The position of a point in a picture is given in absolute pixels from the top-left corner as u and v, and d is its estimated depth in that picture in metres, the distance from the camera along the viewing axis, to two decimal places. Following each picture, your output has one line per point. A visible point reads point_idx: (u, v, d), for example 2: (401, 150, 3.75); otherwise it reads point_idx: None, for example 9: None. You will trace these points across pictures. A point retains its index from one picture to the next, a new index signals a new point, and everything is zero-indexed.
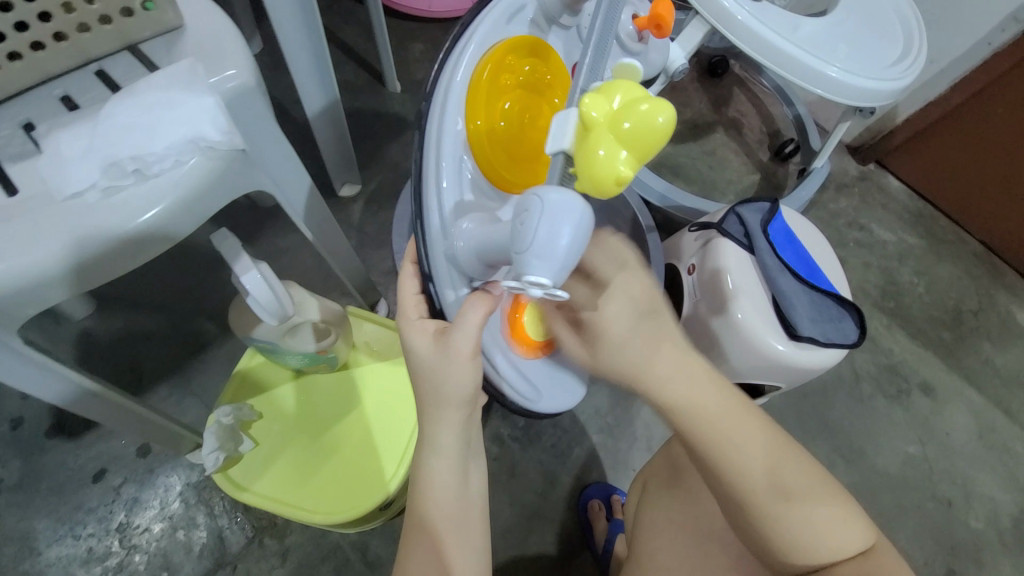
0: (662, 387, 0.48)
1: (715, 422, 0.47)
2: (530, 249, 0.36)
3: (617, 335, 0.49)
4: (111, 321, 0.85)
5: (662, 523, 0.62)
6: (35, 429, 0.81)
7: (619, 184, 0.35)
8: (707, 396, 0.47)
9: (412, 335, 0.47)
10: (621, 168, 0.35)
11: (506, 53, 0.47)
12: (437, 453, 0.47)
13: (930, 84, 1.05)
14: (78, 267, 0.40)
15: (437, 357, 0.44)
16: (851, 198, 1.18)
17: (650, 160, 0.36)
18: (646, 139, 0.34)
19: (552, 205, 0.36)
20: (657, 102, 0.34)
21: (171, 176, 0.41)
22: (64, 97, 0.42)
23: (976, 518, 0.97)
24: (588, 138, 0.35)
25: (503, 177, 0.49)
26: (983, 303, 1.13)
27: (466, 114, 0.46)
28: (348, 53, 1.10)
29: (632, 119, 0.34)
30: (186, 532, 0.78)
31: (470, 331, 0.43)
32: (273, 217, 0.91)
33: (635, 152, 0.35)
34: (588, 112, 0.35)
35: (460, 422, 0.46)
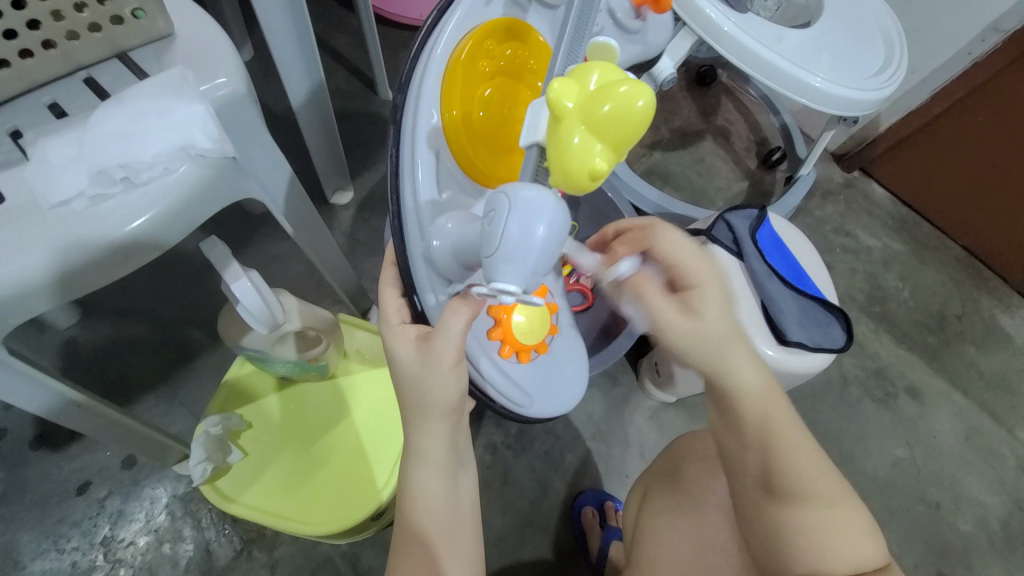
0: (740, 366, 0.48)
1: (768, 422, 0.47)
2: (501, 248, 0.37)
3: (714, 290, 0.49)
4: (97, 329, 0.84)
5: (660, 528, 0.63)
6: (17, 440, 0.79)
7: (595, 174, 0.36)
8: (764, 379, 0.49)
9: (396, 343, 0.46)
10: (595, 161, 0.35)
11: (484, 37, 0.52)
12: (426, 463, 0.46)
13: (912, 93, 1.08)
14: (65, 276, 0.39)
15: (418, 367, 0.44)
16: (837, 205, 1.21)
17: (629, 142, 0.36)
18: (620, 127, 0.34)
19: (524, 201, 0.37)
20: (633, 88, 0.34)
21: (160, 185, 0.41)
22: (52, 105, 0.42)
23: (964, 521, 0.98)
24: (560, 128, 0.36)
25: (481, 167, 0.54)
26: (966, 307, 1.15)
27: (441, 106, 0.49)
28: (340, 61, 1.11)
29: (604, 108, 0.34)
30: (173, 545, 0.77)
31: (451, 342, 0.43)
32: (263, 224, 0.91)
33: (610, 143, 0.35)
34: (558, 103, 0.36)
35: (446, 431, 0.46)
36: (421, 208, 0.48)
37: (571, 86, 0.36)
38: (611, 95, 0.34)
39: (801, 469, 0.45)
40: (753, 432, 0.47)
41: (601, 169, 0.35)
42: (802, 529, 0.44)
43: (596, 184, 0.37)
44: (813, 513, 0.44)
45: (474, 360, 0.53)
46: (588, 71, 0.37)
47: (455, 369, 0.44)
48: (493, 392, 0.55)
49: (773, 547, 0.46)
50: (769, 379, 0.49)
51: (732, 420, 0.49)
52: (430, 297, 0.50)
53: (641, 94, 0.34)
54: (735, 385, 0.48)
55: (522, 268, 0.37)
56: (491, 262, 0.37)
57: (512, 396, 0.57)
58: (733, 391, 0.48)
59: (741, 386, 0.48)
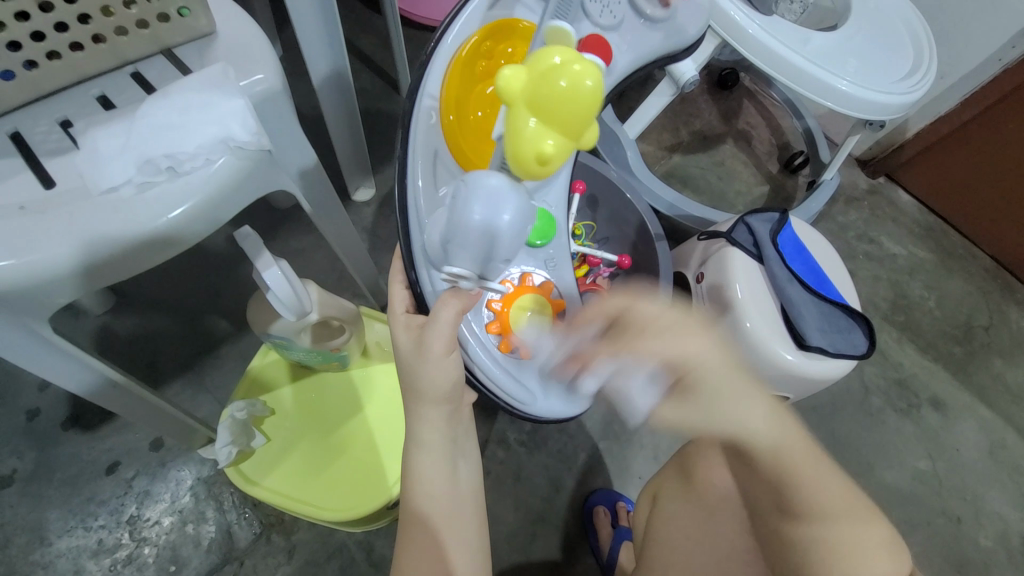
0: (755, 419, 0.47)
1: (782, 447, 0.47)
2: (462, 236, 0.40)
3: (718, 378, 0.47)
4: (130, 317, 0.87)
5: (670, 531, 0.63)
6: (51, 420, 0.83)
7: (541, 160, 0.34)
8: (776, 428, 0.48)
9: (398, 329, 0.48)
10: (546, 142, 0.34)
11: (484, 38, 0.54)
12: (425, 450, 0.48)
13: (940, 99, 1.06)
14: (103, 260, 0.41)
15: (411, 354, 0.45)
16: (861, 211, 1.19)
17: (579, 125, 0.34)
18: (571, 107, 0.33)
19: (480, 190, 0.38)
20: (583, 68, 0.32)
21: (201, 175, 0.43)
22: (100, 97, 0.44)
23: (986, 537, 0.96)
24: (512, 114, 0.34)
25: (476, 155, 0.54)
26: (994, 319, 1.12)
27: (439, 110, 0.53)
28: (366, 62, 1.13)
29: (550, 90, 0.32)
30: (196, 526, 0.79)
31: (440, 334, 0.44)
32: (289, 218, 0.93)
33: (563, 122, 0.33)
34: (507, 87, 0.34)
35: (442, 418, 0.48)
36: (424, 200, 0.51)
37: (522, 72, 0.34)
38: (564, 72, 0.32)
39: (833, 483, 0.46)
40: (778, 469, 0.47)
41: (550, 150, 0.34)
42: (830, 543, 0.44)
43: (550, 169, 0.35)
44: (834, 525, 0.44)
45: (464, 342, 0.54)
46: (546, 51, 0.34)
47: (446, 356, 0.45)
48: (480, 374, 0.55)
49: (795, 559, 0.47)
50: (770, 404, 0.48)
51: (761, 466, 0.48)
52: (428, 281, 0.50)
53: (591, 75, 0.32)
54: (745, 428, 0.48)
55: (474, 254, 0.41)
56: (456, 250, 0.41)
57: (501, 382, 0.56)
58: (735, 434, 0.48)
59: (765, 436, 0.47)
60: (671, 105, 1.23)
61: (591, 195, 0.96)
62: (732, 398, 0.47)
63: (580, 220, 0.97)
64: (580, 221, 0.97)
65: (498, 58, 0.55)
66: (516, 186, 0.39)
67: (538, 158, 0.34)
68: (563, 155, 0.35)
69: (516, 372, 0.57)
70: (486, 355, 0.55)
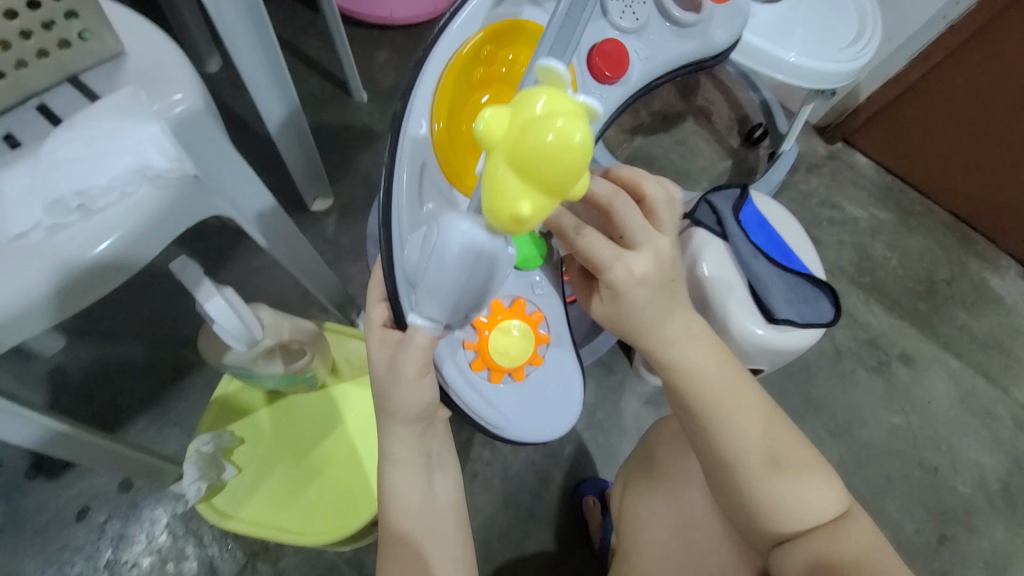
0: (679, 346, 0.48)
1: (709, 386, 0.48)
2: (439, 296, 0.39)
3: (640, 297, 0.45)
4: (84, 354, 0.83)
5: (641, 512, 0.62)
6: (12, 470, 0.79)
7: (516, 219, 0.33)
8: (711, 362, 0.49)
9: (373, 349, 0.46)
10: (522, 204, 0.32)
11: (484, 43, 0.52)
12: (397, 467, 0.48)
13: (888, 61, 1.08)
14: (23, 310, 0.38)
15: (387, 378, 0.44)
16: (822, 178, 1.20)
17: (557, 184, 0.32)
18: (550, 166, 0.31)
19: (454, 237, 0.36)
20: (571, 122, 0.30)
21: (119, 208, 0.40)
22: (6, 135, 0.41)
23: (963, 483, 1.00)
24: (492, 163, 0.33)
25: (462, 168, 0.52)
26: (955, 272, 1.15)
27: (431, 116, 0.50)
28: (312, 66, 1.09)
29: (535, 143, 0.30)
30: (177, 563, 0.77)
31: (412, 360, 0.42)
32: (244, 236, 0.90)
33: (542, 183, 0.31)
34: (490, 135, 0.32)
35: (415, 436, 0.47)
36: (405, 208, 0.48)
37: (506, 117, 0.32)
38: (548, 126, 0.30)
39: (779, 445, 0.48)
40: (702, 404, 0.48)
41: (525, 213, 0.32)
42: (784, 503, 0.46)
43: (525, 227, 0.34)
44: (788, 472, 0.46)
45: (438, 361, 0.49)
46: (533, 95, 0.32)
47: (419, 379, 0.44)
48: (454, 397, 0.51)
49: (755, 518, 0.47)
50: (732, 358, 0.50)
51: (683, 404, 0.49)
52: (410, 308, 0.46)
53: (580, 133, 0.30)
54: (698, 367, 0.48)
55: (441, 306, 0.40)
56: (424, 293, 0.40)
57: (474, 406, 0.52)
58: (678, 367, 0.48)
59: (689, 364, 0.48)
60: None
61: None
62: (664, 320, 0.47)
63: None
64: None
65: (498, 66, 0.53)
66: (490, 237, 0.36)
67: (512, 219, 0.33)
68: (540, 214, 0.33)
69: (493, 398, 0.53)
70: (462, 378, 0.51)
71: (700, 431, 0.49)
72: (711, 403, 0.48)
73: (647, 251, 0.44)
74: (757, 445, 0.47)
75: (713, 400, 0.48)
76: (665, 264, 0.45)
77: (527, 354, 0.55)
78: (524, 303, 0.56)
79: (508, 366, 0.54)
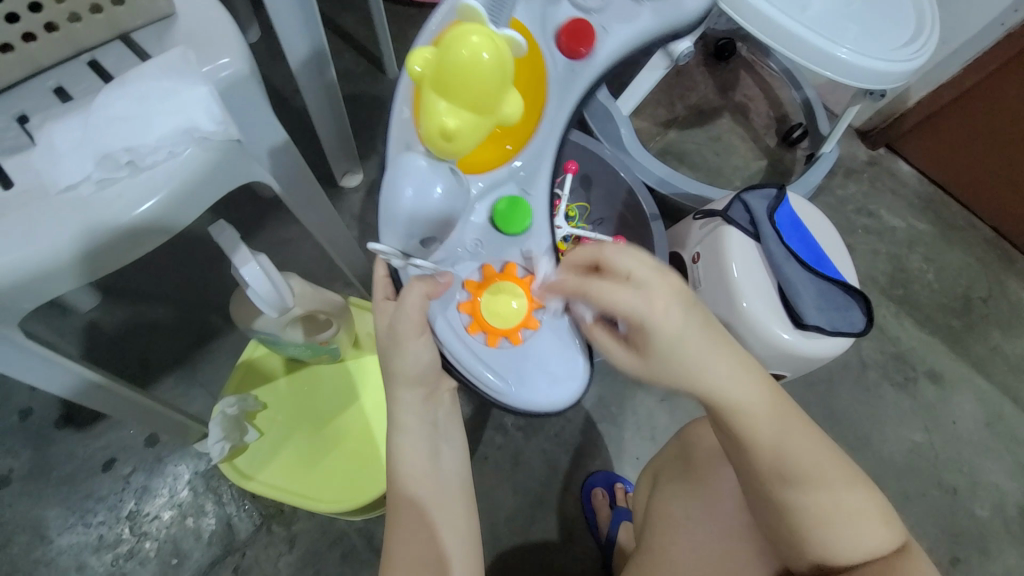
0: (730, 386, 0.45)
1: (763, 421, 0.46)
2: (396, 214, 0.44)
3: (673, 335, 0.43)
4: (116, 313, 0.85)
5: (674, 514, 0.62)
6: (44, 418, 0.82)
7: (446, 131, 0.40)
8: (762, 397, 0.46)
9: (377, 316, 0.48)
10: (449, 119, 0.39)
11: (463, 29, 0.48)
12: (403, 433, 0.49)
13: (942, 65, 1.02)
14: (70, 261, 0.40)
15: (388, 339, 0.46)
16: (860, 184, 1.16)
17: (476, 97, 0.38)
18: (468, 78, 0.37)
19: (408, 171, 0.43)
20: (482, 42, 0.37)
21: (165, 168, 0.41)
22: (58, 89, 0.42)
23: (982, 507, 0.97)
24: (423, 91, 0.40)
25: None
26: (993, 290, 1.11)
27: (414, 106, 0.47)
28: (348, 42, 1.09)
29: (453, 61, 0.37)
30: (196, 519, 0.80)
31: (410, 317, 0.45)
32: (275, 207, 0.91)
33: (463, 97, 0.38)
34: (417, 66, 0.39)
35: (417, 400, 0.49)
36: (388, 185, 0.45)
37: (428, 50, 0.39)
38: (462, 46, 0.37)
39: (839, 479, 0.45)
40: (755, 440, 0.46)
41: (451, 125, 0.39)
42: (847, 540, 0.43)
43: (458, 141, 0.41)
44: (842, 506, 0.44)
45: (432, 320, 0.50)
46: (452, 28, 0.39)
47: (418, 338, 0.46)
48: (453, 361, 0.51)
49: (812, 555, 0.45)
50: (780, 388, 0.47)
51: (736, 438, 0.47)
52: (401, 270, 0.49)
53: (488, 51, 0.37)
54: (739, 403, 0.45)
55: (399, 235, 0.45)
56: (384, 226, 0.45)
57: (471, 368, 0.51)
58: (728, 405, 0.45)
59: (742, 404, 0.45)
60: (665, 79, 1.20)
61: (584, 174, 0.97)
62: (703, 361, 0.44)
63: (574, 201, 0.97)
64: (574, 202, 0.97)
65: None
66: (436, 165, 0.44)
67: (444, 132, 0.40)
68: (467, 127, 0.40)
69: (491, 361, 0.52)
70: (455, 337, 0.50)
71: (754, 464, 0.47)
72: (763, 440, 0.46)
73: (662, 285, 0.43)
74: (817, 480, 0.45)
75: (766, 434, 0.46)
76: (684, 294, 0.44)
77: (523, 315, 0.52)
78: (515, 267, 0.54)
79: (504, 328, 0.52)
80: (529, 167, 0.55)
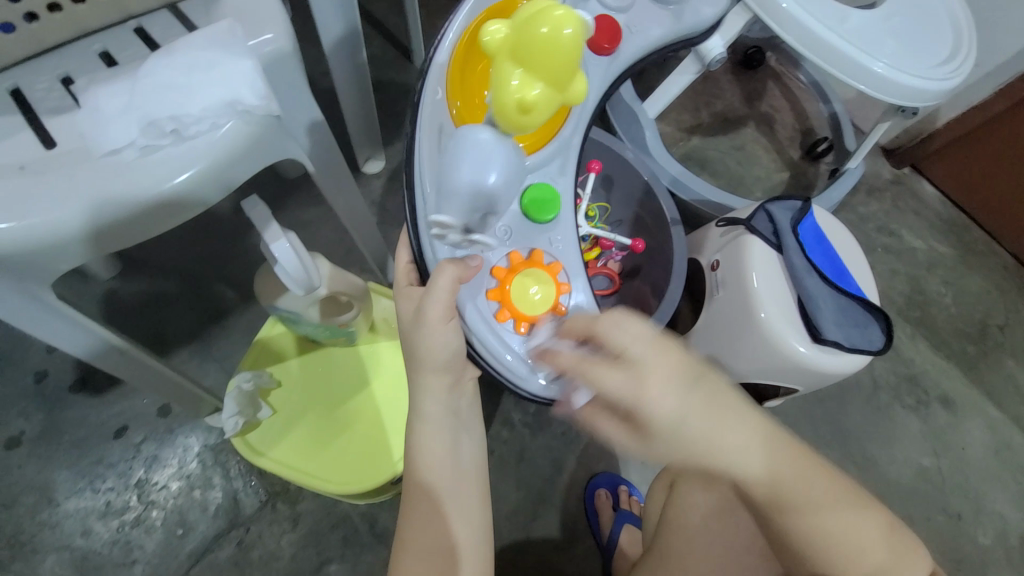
0: (746, 458, 0.45)
1: (788, 489, 0.45)
2: (455, 185, 0.42)
3: (669, 415, 0.41)
4: (135, 283, 0.86)
5: (693, 536, 0.62)
6: (59, 383, 0.83)
7: (522, 107, 0.39)
8: (780, 465, 0.46)
9: (401, 302, 0.48)
10: (528, 93, 0.39)
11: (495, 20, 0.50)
12: (426, 422, 0.49)
13: (974, 87, 1.01)
14: (108, 226, 0.40)
15: (412, 322, 0.46)
16: (883, 202, 1.15)
17: (557, 73, 0.38)
18: (546, 53, 0.37)
19: (471, 144, 0.42)
20: (564, 17, 0.37)
21: (206, 140, 0.41)
22: (103, 53, 0.43)
23: (986, 535, 0.96)
24: (498, 67, 0.40)
25: (470, 101, 0.50)
26: (1010, 318, 1.09)
27: (447, 92, 0.48)
28: (378, 28, 1.09)
29: (534, 34, 0.37)
30: (203, 491, 0.80)
31: (438, 303, 0.44)
32: (297, 188, 0.91)
33: (541, 71, 0.38)
34: (495, 42, 0.40)
35: (443, 389, 0.48)
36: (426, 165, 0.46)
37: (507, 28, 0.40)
38: (545, 20, 0.37)
39: (873, 541, 0.45)
40: (778, 506, 0.46)
41: (529, 99, 0.39)
42: None
43: (531, 117, 0.40)
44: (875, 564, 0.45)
45: (460, 306, 0.46)
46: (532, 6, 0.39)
47: (446, 323, 0.45)
48: (479, 347, 0.47)
49: None
50: (799, 449, 0.47)
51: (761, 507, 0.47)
52: (427, 249, 0.47)
53: (571, 24, 0.37)
54: (748, 470, 0.45)
55: (460, 207, 0.43)
56: (441, 196, 0.44)
57: (496, 353, 0.47)
58: (748, 477, 0.45)
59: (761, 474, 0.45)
60: (692, 84, 1.19)
61: (607, 174, 0.95)
62: (708, 438, 0.43)
63: (594, 201, 0.96)
64: (594, 202, 0.96)
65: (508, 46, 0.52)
66: (502, 142, 0.42)
67: (519, 106, 0.39)
68: (543, 102, 0.40)
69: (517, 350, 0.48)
70: (485, 327, 0.47)
71: (781, 531, 0.47)
72: (786, 506, 0.46)
73: (651, 364, 0.42)
74: (850, 543, 0.45)
75: (788, 500, 0.45)
76: (679, 371, 0.42)
77: (547, 306, 0.48)
78: (542, 255, 0.50)
79: (532, 319, 0.48)
80: (560, 156, 0.53)
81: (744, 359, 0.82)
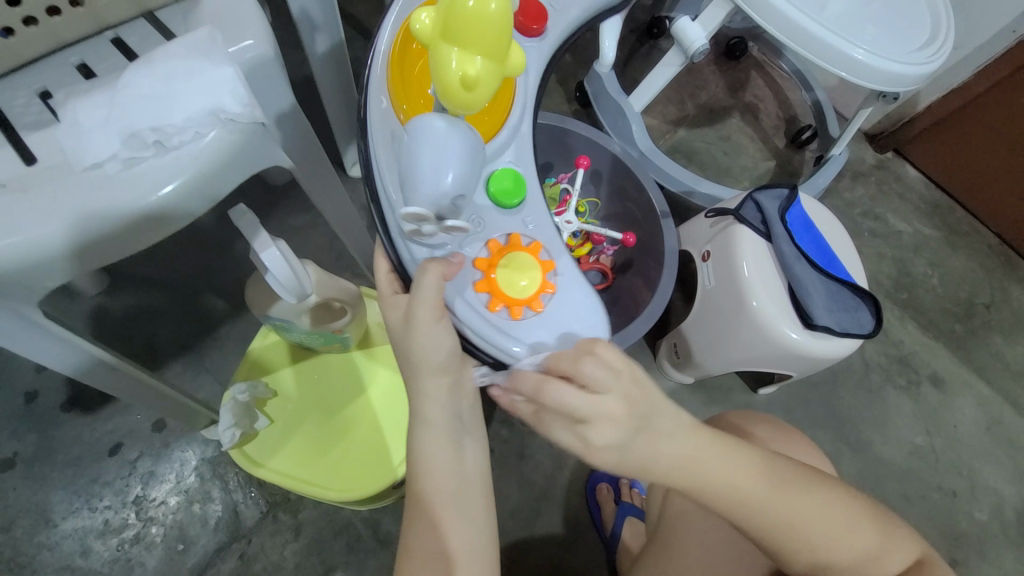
0: (708, 471, 0.46)
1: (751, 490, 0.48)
2: (416, 171, 0.38)
3: (617, 458, 0.42)
4: (123, 298, 0.85)
5: (688, 526, 0.63)
6: (50, 402, 0.82)
7: (467, 85, 0.36)
8: (740, 469, 0.47)
9: (388, 312, 0.48)
10: (470, 65, 0.35)
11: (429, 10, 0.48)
12: (431, 428, 0.48)
13: (953, 71, 1.03)
14: (95, 240, 0.39)
15: (404, 328, 0.45)
16: (868, 187, 1.16)
17: (497, 46, 0.36)
18: (476, 27, 0.34)
19: (432, 134, 0.38)
20: None
21: (190, 149, 0.41)
22: (80, 65, 0.42)
23: (980, 510, 0.98)
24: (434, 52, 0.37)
25: (416, 101, 0.47)
26: (995, 297, 1.11)
27: (390, 95, 0.47)
28: (360, 31, 1.08)
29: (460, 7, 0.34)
30: (202, 505, 0.80)
31: (429, 303, 0.43)
32: (285, 195, 0.90)
33: (477, 42, 0.35)
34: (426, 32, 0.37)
35: (445, 392, 0.47)
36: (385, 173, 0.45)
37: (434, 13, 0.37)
38: None
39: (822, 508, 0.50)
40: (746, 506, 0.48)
41: (473, 71, 0.36)
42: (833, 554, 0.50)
43: (479, 93, 0.37)
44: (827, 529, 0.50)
45: (449, 302, 0.45)
46: None
47: (438, 323, 0.44)
48: (476, 340, 0.46)
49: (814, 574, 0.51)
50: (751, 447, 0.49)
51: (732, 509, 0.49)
52: (405, 253, 0.46)
53: None
54: (712, 481, 0.46)
55: (427, 195, 0.39)
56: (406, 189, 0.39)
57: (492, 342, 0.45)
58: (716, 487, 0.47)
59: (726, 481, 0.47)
60: (676, 76, 1.20)
61: (595, 170, 0.94)
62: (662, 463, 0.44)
63: (584, 197, 0.96)
64: (583, 198, 0.97)
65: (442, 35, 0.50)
66: (460, 127, 0.39)
67: (463, 82, 0.36)
68: (487, 74, 0.36)
69: (517, 335, 0.45)
70: (477, 319, 0.45)
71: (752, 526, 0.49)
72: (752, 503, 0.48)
73: (599, 421, 0.40)
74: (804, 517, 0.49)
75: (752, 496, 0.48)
76: (626, 421, 0.41)
77: (536, 286, 0.46)
78: (521, 237, 0.48)
79: (523, 300, 0.46)
80: (512, 143, 0.50)
81: (738, 348, 0.83)
